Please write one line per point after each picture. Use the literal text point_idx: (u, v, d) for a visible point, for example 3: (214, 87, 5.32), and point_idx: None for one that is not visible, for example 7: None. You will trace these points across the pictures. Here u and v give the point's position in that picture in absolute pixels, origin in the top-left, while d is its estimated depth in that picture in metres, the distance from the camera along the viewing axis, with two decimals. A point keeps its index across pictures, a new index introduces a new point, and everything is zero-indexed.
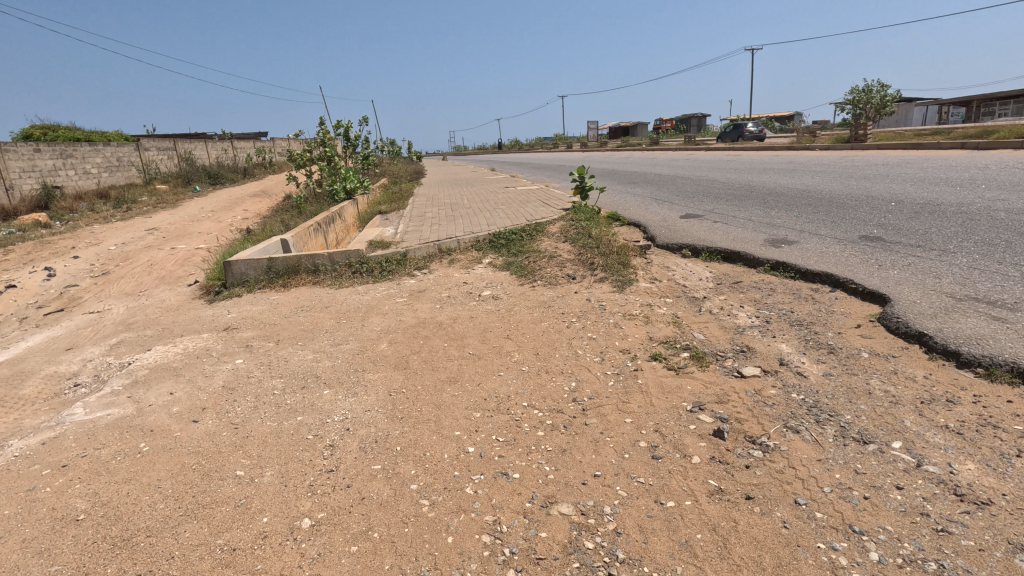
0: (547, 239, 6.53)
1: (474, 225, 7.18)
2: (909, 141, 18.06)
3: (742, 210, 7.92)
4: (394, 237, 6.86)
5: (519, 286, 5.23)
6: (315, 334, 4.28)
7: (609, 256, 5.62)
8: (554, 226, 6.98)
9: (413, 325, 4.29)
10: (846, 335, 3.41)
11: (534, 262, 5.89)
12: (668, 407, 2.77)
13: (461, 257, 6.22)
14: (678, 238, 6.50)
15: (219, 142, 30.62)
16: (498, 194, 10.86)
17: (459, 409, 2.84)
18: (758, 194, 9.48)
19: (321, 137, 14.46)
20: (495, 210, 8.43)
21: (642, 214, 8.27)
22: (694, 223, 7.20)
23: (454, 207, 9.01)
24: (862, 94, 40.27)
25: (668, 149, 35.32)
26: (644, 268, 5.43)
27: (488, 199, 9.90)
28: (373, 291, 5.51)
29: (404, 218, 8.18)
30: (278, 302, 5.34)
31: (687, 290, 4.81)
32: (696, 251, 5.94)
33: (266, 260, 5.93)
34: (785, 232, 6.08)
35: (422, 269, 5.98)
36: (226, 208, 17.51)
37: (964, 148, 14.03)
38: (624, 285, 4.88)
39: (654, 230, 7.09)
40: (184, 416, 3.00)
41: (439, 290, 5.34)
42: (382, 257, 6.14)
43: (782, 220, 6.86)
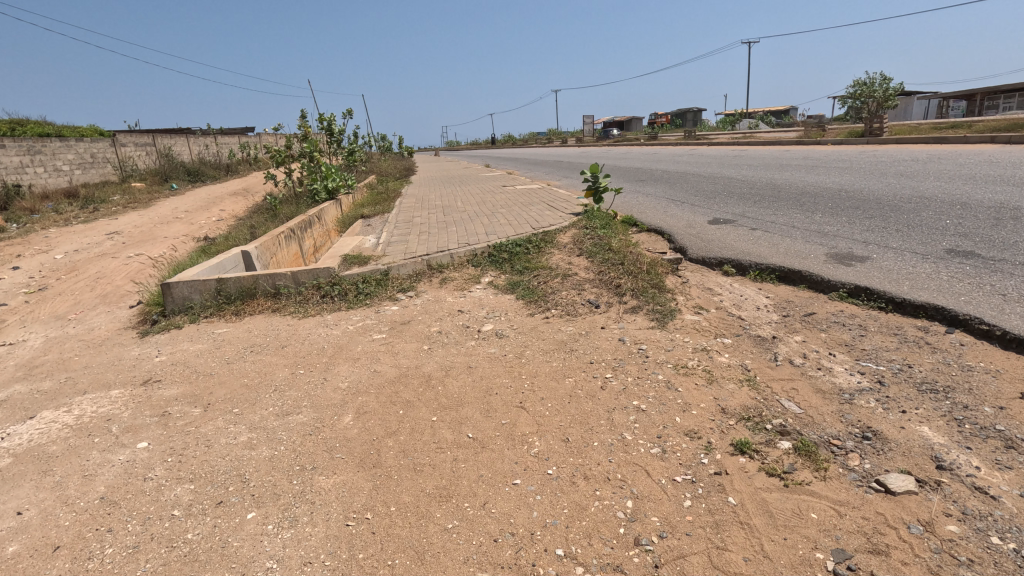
0: (559, 252, 5.46)
1: (470, 234, 6.09)
2: (929, 135, 17.07)
3: (779, 215, 6.88)
4: (375, 249, 5.77)
5: (528, 316, 4.16)
6: (259, 393, 3.19)
7: (637, 277, 4.55)
8: (565, 235, 5.90)
9: (392, 380, 3.21)
10: (1015, 412, 2.35)
11: (544, 282, 4.81)
12: (795, 563, 1.72)
13: (455, 275, 5.13)
14: (715, 250, 5.45)
15: (202, 138, 29.28)
16: (495, 194, 9.74)
17: (454, 567, 1.77)
18: (789, 195, 8.43)
19: (301, 131, 13.27)
20: (494, 215, 7.33)
21: (662, 218, 7.20)
22: (728, 231, 6.15)
23: (447, 211, 7.89)
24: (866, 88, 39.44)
25: (669, 143, 34.28)
26: (684, 293, 4.37)
27: (485, 201, 8.79)
28: (346, 322, 4.43)
29: (389, 225, 7.07)
30: (225, 337, 4.24)
31: (745, 324, 3.75)
32: (741, 269, 4.90)
33: (214, 281, 4.81)
34: (848, 244, 5.04)
35: (408, 292, 4.89)
36: (202, 208, 16.31)
37: (996, 143, 13.04)
38: (665, 318, 3.82)
39: (683, 240, 6.03)
40: (16, 572, 1.90)
41: (428, 321, 4.26)
42: (359, 276, 5.04)
43: (834, 227, 5.83)
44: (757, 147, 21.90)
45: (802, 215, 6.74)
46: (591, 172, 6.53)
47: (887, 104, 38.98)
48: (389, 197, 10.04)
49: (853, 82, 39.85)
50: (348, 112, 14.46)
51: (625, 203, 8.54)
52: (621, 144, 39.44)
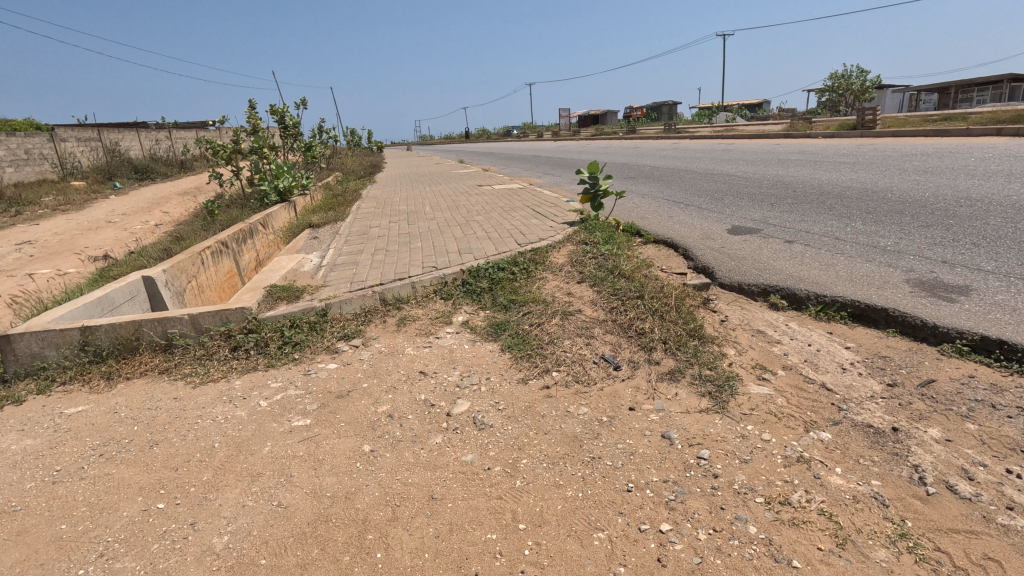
0: (554, 280, 4.22)
1: (439, 253, 4.79)
2: (922, 127, 16.34)
3: (811, 222, 5.77)
4: (317, 276, 4.45)
5: (520, 386, 2.91)
6: (72, 565, 1.88)
7: (666, 321, 3.34)
8: (560, 253, 4.67)
9: (305, 533, 1.94)
10: None
11: (539, 325, 3.58)
12: None
13: (420, 314, 3.86)
14: (752, 272, 4.29)
15: (155, 132, 27.15)
16: (470, 195, 8.43)
17: None
18: (808, 196, 7.34)
19: (250, 124, 11.73)
20: (469, 223, 6.04)
21: (670, 228, 6.01)
22: (759, 245, 5.01)
23: (412, 219, 6.57)
24: (843, 81, 39.16)
25: (649, 138, 33.32)
26: (732, 345, 3.18)
27: (458, 205, 7.47)
28: (259, 392, 3.11)
29: (340, 238, 5.74)
30: (77, 423, 2.89)
31: (838, 402, 2.57)
32: (796, 302, 3.75)
33: (78, 331, 3.44)
34: (925, 266, 3.93)
35: (353, 341, 3.60)
36: (144, 211, 14.60)
37: (1002, 136, 12.26)
38: (720, 395, 2.61)
39: (705, 257, 4.87)
40: None
41: (378, 393, 2.98)
42: (287, 318, 3.72)
43: (891, 240, 4.74)
44: (743, 140, 21.00)
45: (838, 223, 5.65)
46: (589, 173, 5.32)
47: (863, 96, 38.78)
48: (346, 200, 8.65)
49: (829, 74, 39.52)
50: (305, 102, 12.96)
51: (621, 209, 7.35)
52: (599, 138, 38.41)
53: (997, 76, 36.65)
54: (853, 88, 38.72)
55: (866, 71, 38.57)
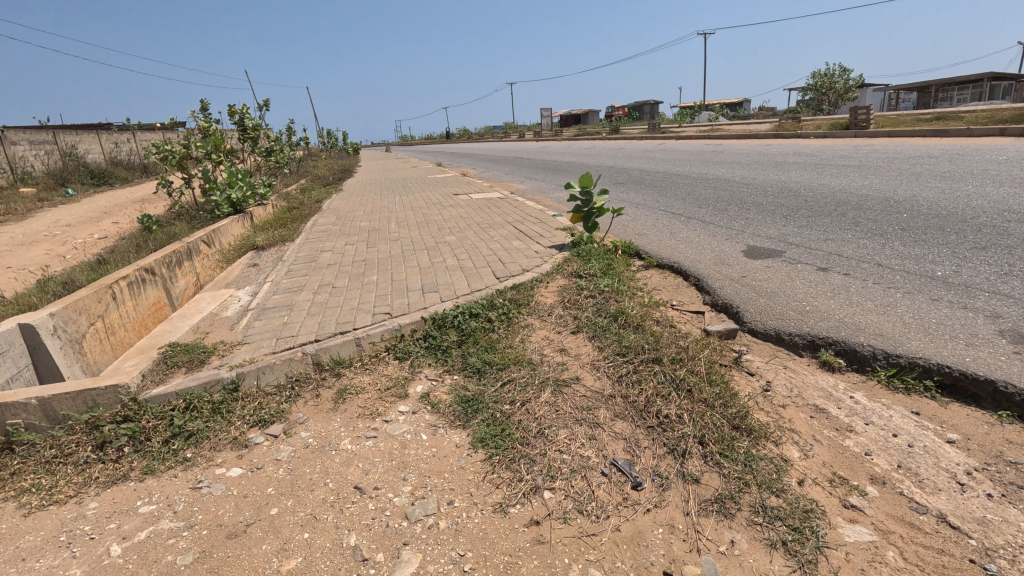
0: (542, 331, 3.30)
1: (398, 289, 3.84)
2: (917, 127, 15.81)
3: (839, 242, 4.96)
4: (238, 326, 3.47)
5: (496, 521, 1.98)
6: None
7: (696, 403, 2.44)
8: (548, 291, 3.75)
9: None
10: None
11: (524, 403, 2.65)
12: None
13: (366, 385, 2.92)
14: (791, 315, 3.42)
15: (116, 135, 25.62)
16: (444, 208, 7.48)
17: None
18: (823, 207, 6.55)
19: (202, 126, 10.61)
20: (439, 246, 5.10)
21: (675, 250, 5.14)
22: (787, 274, 4.17)
23: (373, 240, 5.61)
24: (826, 80, 38.94)
25: (633, 138, 32.59)
26: (792, 439, 2.29)
27: (428, 220, 6.51)
28: (118, 524, 2.13)
29: (282, 267, 4.75)
30: None
31: (981, 559, 1.68)
32: (857, 361, 2.89)
33: None
34: (1011, 308, 3.11)
35: (271, 429, 2.64)
36: (91, 222, 13.33)
37: (1006, 136, 11.69)
38: (800, 549, 1.73)
39: (726, 292, 4.00)
40: None
41: (290, 530, 2.04)
42: (181, 396, 2.74)
43: (948, 268, 3.93)
44: (730, 141, 20.35)
45: (872, 242, 4.85)
46: (581, 188, 4.43)
47: (845, 95, 38.69)
48: (303, 213, 7.63)
49: (811, 73, 39.28)
50: (265, 103, 11.88)
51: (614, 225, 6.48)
52: (583, 138, 37.67)
53: (977, 76, 36.73)
54: (835, 88, 38.59)
55: (848, 70, 38.42)
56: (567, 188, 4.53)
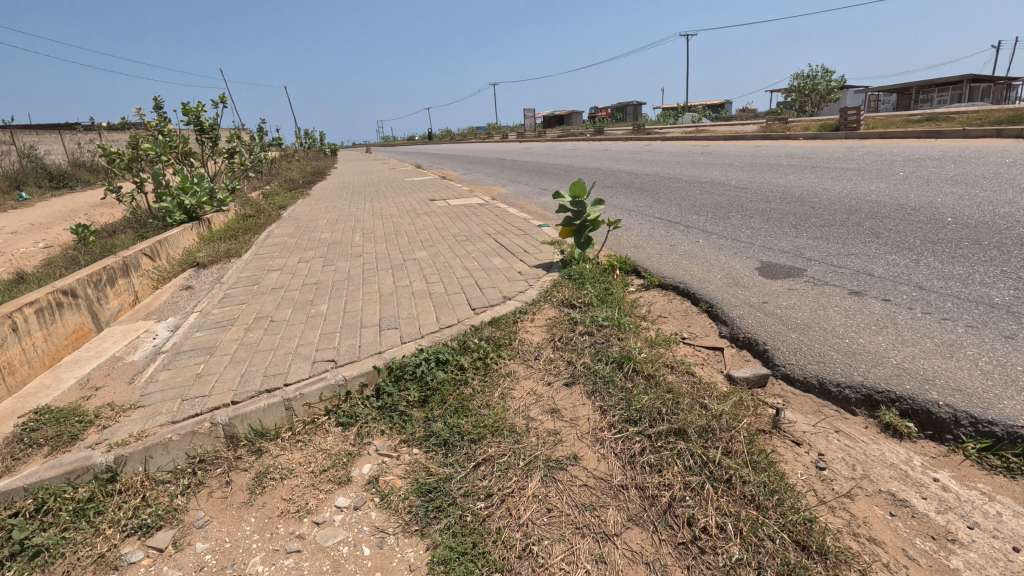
0: (527, 384, 2.61)
1: (349, 324, 3.12)
2: (908, 129, 15.46)
3: (864, 257, 4.36)
4: (139, 378, 2.71)
5: None
6: None
7: (741, 506, 1.77)
8: (534, 326, 3.07)
9: None
10: None
11: (504, 498, 1.95)
12: None
13: (296, 467, 2.19)
14: (833, 355, 2.79)
15: (77, 134, 24.34)
16: (418, 215, 6.76)
17: None
18: (835, 214, 5.97)
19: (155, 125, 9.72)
20: (408, 264, 4.38)
21: (679, 268, 4.49)
22: (816, 300, 3.53)
23: (333, 256, 4.87)
24: (809, 81, 38.88)
25: (617, 138, 32.09)
26: (877, 561, 1.64)
27: (398, 231, 5.78)
28: None
29: (218, 292, 3.99)
30: None
31: None
32: (932, 427, 2.25)
33: None
34: None
35: (154, 541, 1.88)
36: (38, 228, 12.31)
37: (1005, 138, 11.30)
38: None
39: (747, 322, 3.35)
40: None
41: None
42: (31, 494, 1.98)
43: (1005, 292, 3.33)
44: (718, 142, 19.88)
45: (903, 258, 4.24)
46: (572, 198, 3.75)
47: (828, 96, 38.70)
48: (259, 222, 6.84)
49: (795, 74, 39.16)
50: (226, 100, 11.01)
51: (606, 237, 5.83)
52: (567, 140, 37.08)
53: (957, 78, 36.95)
54: (818, 90, 38.57)
55: (831, 72, 38.42)
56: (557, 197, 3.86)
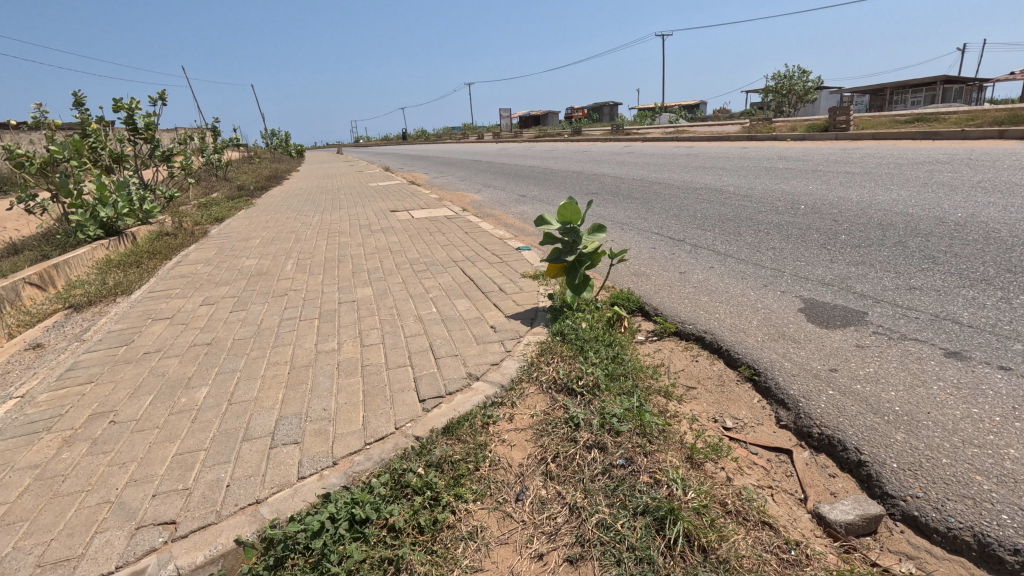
0: (505, 562, 1.53)
1: (225, 433, 2.00)
2: (898, 129, 14.87)
3: (933, 293, 3.42)
4: None
5: None
6: None
7: None
8: (515, 431, 2.00)
9: None
10: None
11: None
12: None
13: None
14: (982, 481, 1.79)
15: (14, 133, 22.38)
16: (373, 232, 5.65)
17: None
18: (866, 231, 5.07)
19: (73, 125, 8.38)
20: (345, 309, 3.27)
21: (700, 312, 3.46)
22: (904, 367, 2.55)
23: (249, 295, 3.72)
24: (786, 81, 38.73)
25: (595, 139, 31.32)
26: None
27: (342, 256, 4.64)
28: None
29: (65, 361, 2.81)
30: None
31: None
32: None
33: None
34: None
35: None
36: None
37: (1009, 140, 10.68)
38: None
39: (820, 407, 2.33)
40: None
41: None
42: None
43: None
44: (702, 144, 19.16)
45: (985, 294, 3.31)
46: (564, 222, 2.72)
47: (805, 97, 38.65)
48: (178, 239, 5.61)
49: (772, 75, 38.89)
50: (161, 96, 9.72)
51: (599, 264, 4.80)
52: (545, 140, 36.10)
53: (930, 79, 37.23)
54: (795, 90, 38.46)
55: (807, 73, 38.34)
56: (542, 218, 2.79)
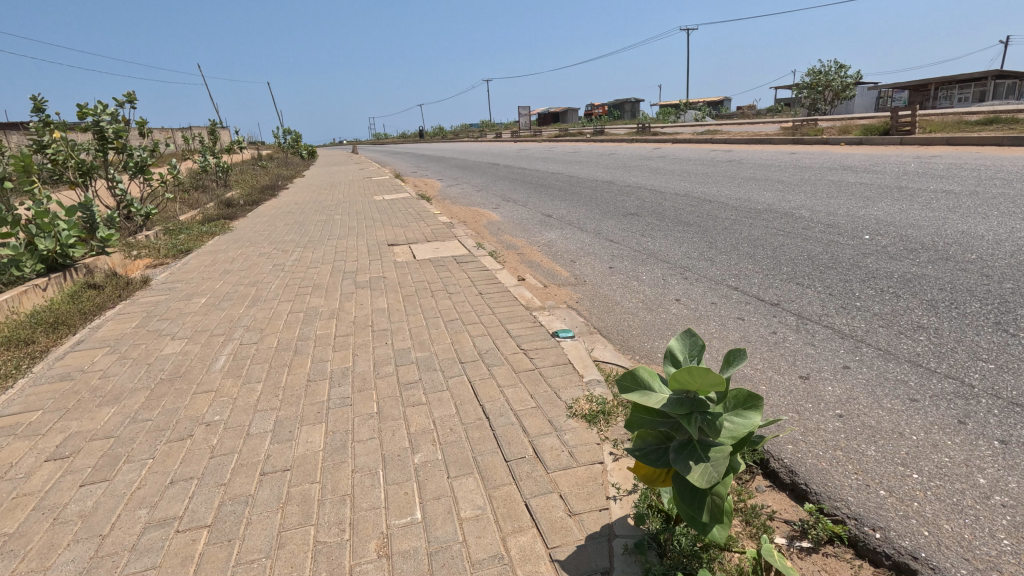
0: None
1: None
2: (973, 132, 13.01)
3: None
4: None
5: None
6: None
7: None
8: None
9: None
10: None
11: None
12: None
13: None
14: None
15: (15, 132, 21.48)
16: (358, 287, 4.26)
17: None
18: None
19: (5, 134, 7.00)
20: (267, 496, 1.87)
21: (881, 495, 2.00)
22: None
23: (135, 435, 2.34)
24: (822, 77, 36.49)
25: (619, 139, 29.70)
26: None
27: (303, 337, 3.26)
28: None
29: None
30: None
31: None
32: None
33: None
34: None
35: None
36: None
37: None
38: None
39: None
40: None
41: None
42: None
43: None
44: (742, 147, 17.49)
45: None
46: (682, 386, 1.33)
47: (842, 94, 36.46)
48: (102, 295, 4.27)
49: (807, 70, 36.61)
50: (132, 98, 8.44)
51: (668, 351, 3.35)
52: (566, 140, 34.44)
53: (980, 74, 34.79)
54: (832, 87, 36.16)
55: (845, 67, 36.01)
56: (631, 377, 1.40)
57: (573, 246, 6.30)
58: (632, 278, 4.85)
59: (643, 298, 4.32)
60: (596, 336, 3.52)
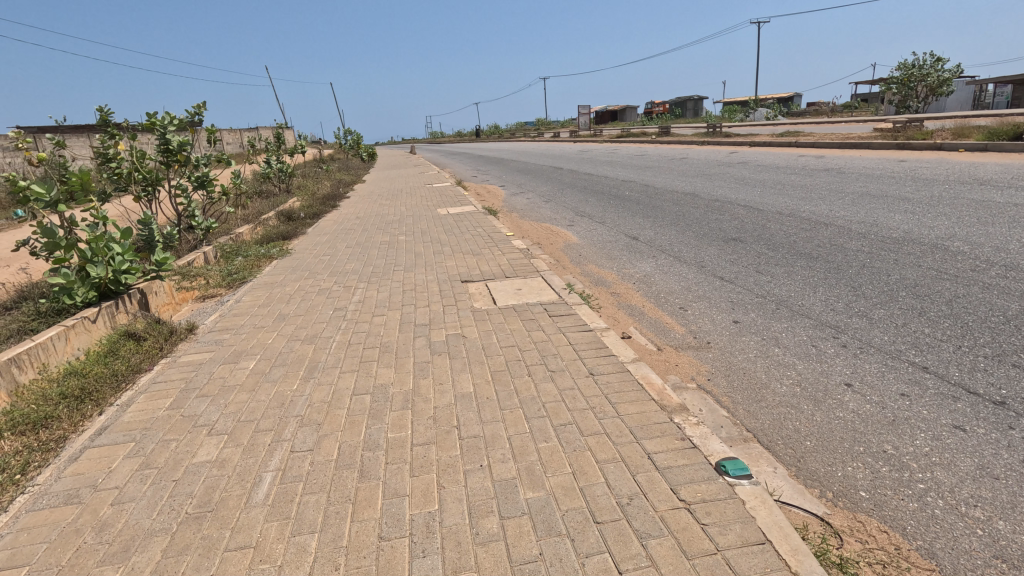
0: None
1: None
2: None
3: None
4: None
5: None
6: None
7: None
8: None
9: None
10: None
11: None
12: None
13: None
14: None
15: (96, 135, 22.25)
16: (434, 352, 3.45)
17: None
18: None
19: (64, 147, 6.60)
20: None
21: None
22: None
23: None
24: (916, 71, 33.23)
25: (688, 140, 27.98)
26: None
27: (372, 445, 2.47)
28: None
29: None
30: None
31: None
32: None
33: None
34: None
35: None
36: None
37: None
38: None
39: None
40: None
41: None
42: None
43: None
44: (836, 152, 15.76)
45: None
46: None
47: (939, 90, 33.11)
48: (141, 352, 3.64)
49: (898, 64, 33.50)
50: (198, 110, 8.10)
51: (875, 487, 2.35)
52: (629, 141, 32.94)
53: None
54: (927, 82, 32.89)
55: (942, 59, 32.71)
56: None
57: (676, 285, 5.30)
58: (771, 343, 3.82)
59: (799, 379, 3.30)
60: (758, 452, 2.56)
